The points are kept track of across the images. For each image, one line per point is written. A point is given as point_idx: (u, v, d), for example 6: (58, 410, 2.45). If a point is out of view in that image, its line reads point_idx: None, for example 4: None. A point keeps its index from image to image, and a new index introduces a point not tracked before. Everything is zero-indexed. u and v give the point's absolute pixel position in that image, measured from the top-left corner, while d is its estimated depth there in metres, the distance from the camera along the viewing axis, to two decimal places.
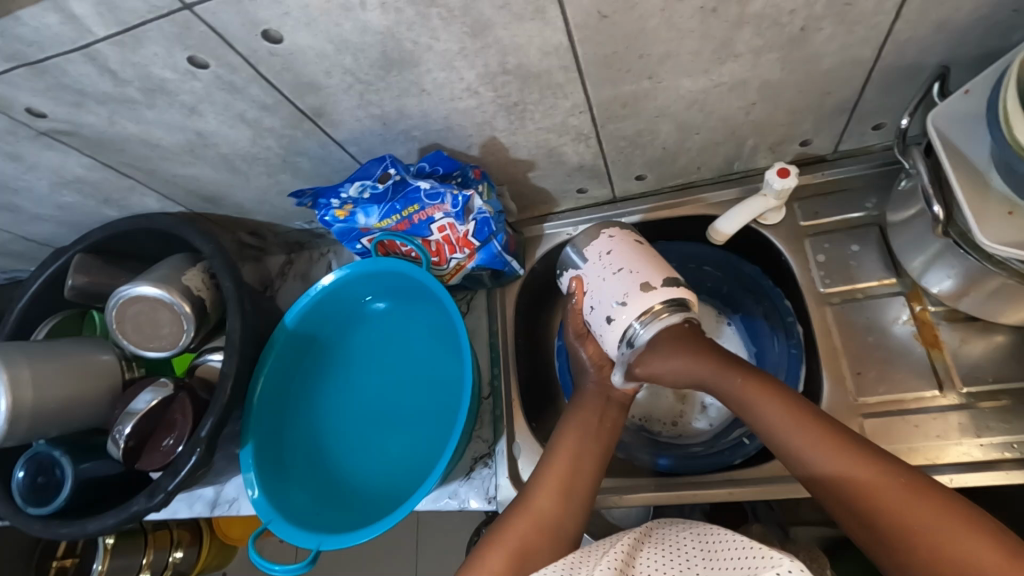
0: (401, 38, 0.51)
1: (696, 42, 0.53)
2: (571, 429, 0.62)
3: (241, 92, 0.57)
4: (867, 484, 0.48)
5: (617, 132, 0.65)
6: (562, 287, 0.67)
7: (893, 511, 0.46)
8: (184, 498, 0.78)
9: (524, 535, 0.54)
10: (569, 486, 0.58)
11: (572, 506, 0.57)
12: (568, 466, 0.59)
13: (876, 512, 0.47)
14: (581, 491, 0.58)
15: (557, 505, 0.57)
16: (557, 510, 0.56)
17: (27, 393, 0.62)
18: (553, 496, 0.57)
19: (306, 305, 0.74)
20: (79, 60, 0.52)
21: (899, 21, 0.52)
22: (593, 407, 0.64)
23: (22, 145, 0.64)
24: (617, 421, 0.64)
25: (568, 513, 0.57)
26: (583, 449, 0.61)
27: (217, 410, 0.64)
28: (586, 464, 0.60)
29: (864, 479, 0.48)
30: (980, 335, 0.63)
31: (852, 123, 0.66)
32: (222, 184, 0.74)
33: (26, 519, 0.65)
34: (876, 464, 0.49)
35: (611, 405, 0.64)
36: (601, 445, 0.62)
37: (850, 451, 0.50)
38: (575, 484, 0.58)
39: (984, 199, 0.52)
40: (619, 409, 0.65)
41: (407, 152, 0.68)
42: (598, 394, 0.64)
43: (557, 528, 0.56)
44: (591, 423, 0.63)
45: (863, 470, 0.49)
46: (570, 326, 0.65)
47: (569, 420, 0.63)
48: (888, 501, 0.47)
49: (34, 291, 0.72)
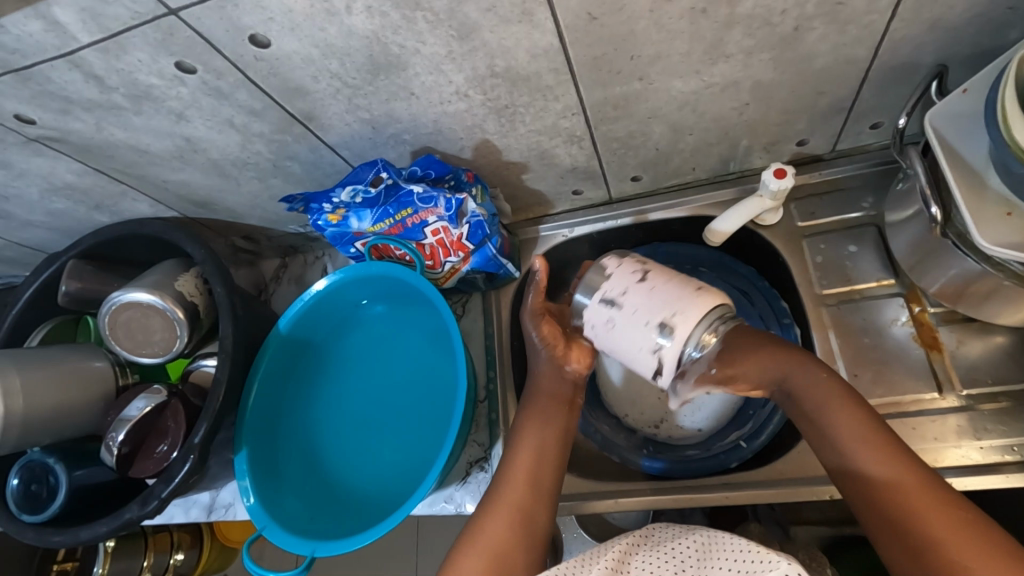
0: (388, 41, 0.50)
1: (686, 43, 0.52)
2: (532, 421, 0.61)
3: (228, 97, 0.57)
4: (901, 491, 0.47)
5: (610, 133, 0.64)
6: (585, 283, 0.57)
7: (921, 525, 0.45)
8: (180, 504, 0.78)
9: (501, 537, 0.53)
10: (536, 482, 0.57)
11: (540, 501, 0.56)
12: (534, 461, 0.59)
13: (898, 524, 0.46)
14: (548, 487, 0.58)
15: (529, 501, 0.56)
16: (528, 507, 0.56)
17: (19, 401, 0.61)
18: (523, 493, 0.56)
19: (300, 310, 0.73)
20: (64, 66, 0.52)
21: (894, 20, 0.51)
22: (551, 390, 0.62)
23: (11, 152, 0.64)
24: (574, 400, 0.63)
25: (539, 514, 0.56)
26: (545, 440, 0.60)
27: (210, 416, 0.63)
28: (551, 458, 0.59)
29: (900, 479, 0.47)
30: (978, 336, 0.63)
31: (848, 121, 0.65)
32: (213, 189, 0.73)
33: (20, 527, 0.65)
34: (918, 475, 0.47)
35: (565, 384, 0.62)
36: (561, 434, 0.61)
37: (897, 457, 0.49)
38: (542, 479, 0.58)
39: (981, 201, 0.51)
40: (573, 387, 0.63)
41: (399, 155, 0.68)
42: (552, 376, 0.63)
43: (528, 528, 0.55)
44: (552, 412, 0.61)
45: (898, 477, 0.48)
46: (527, 309, 0.62)
47: (527, 408, 0.62)
48: (917, 513, 0.46)
49: (27, 298, 0.72)
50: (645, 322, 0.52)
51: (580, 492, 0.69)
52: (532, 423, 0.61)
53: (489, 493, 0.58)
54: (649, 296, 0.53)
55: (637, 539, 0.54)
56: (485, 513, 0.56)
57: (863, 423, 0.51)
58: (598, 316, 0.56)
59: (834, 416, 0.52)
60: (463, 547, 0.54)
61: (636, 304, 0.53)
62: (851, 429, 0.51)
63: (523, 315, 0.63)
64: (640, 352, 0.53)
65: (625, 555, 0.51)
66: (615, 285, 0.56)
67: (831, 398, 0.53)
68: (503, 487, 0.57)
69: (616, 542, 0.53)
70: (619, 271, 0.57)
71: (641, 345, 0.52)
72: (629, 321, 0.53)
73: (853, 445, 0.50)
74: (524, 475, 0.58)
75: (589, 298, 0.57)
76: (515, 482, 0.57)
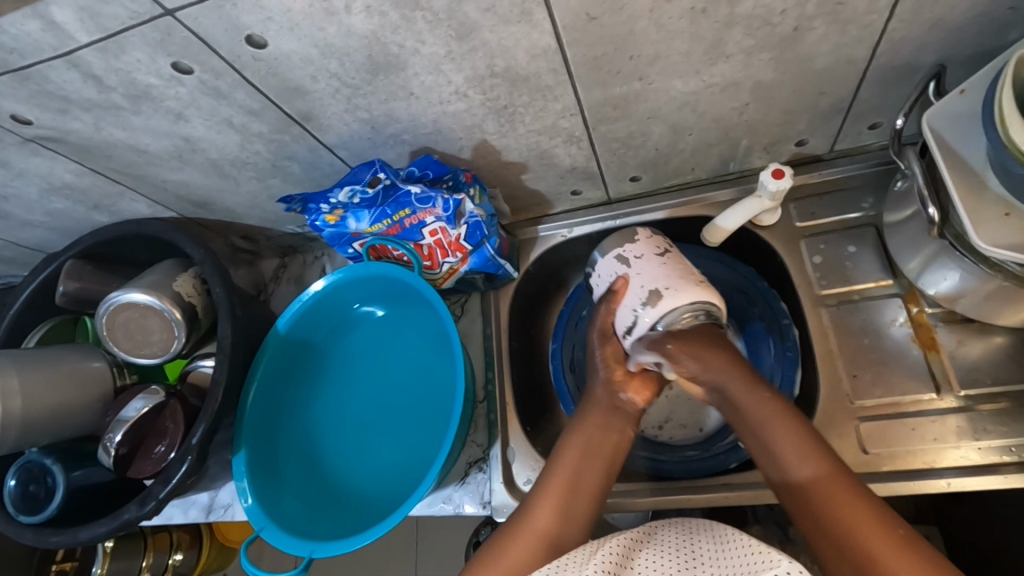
0: (386, 41, 0.50)
1: (686, 43, 0.52)
2: (575, 441, 0.60)
3: (227, 97, 0.57)
4: (837, 504, 0.48)
5: (609, 133, 0.64)
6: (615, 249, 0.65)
7: (856, 537, 0.46)
8: (179, 504, 0.78)
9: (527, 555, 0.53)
10: (574, 499, 0.56)
11: (574, 521, 0.55)
12: (573, 479, 0.57)
13: (832, 534, 0.47)
14: (588, 506, 0.56)
15: (560, 524, 0.54)
16: (560, 524, 0.54)
17: (17, 401, 0.61)
18: (554, 508, 0.55)
19: (298, 311, 0.73)
20: (62, 66, 0.52)
21: (894, 20, 0.51)
22: (600, 417, 0.61)
23: (9, 152, 0.64)
24: (627, 433, 0.61)
25: (573, 532, 0.54)
26: (590, 459, 0.58)
27: (208, 416, 0.63)
28: (591, 484, 0.57)
29: (829, 484, 0.49)
30: (978, 336, 0.63)
31: (848, 122, 0.65)
32: (212, 189, 0.73)
33: (19, 528, 0.65)
34: (851, 490, 0.48)
35: (619, 414, 0.62)
36: (607, 455, 0.59)
37: (835, 473, 0.50)
38: (579, 497, 0.56)
39: (980, 202, 0.51)
40: (630, 421, 0.62)
41: (398, 155, 0.67)
42: (606, 405, 0.62)
43: (559, 546, 0.53)
44: (600, 431, 0.60)
45: (836, 493, 0.48)
46: (598, 324, 0.65)
47: (577, 428, 0.61)
48: (848, 522, 0.47)
49: (25, 298, 0.72)
50: (639, 287, 0.61)
51: None
52: (574, 441, 0.60)
53: (516, 515, 0.57)
54: (655, 269, 0.61)
55: (640, 535, 0.53)
56: (515, 530, 0.55)
57: (803, 438, 0.52)
58: (609, 268, 0.65)
59: (775, 432, 0.53)
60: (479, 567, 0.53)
61: (642, 269, 0.62)
62: (789, 441, 0.52)
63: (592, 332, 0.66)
64: (623, 310, 0.62)
65: (629, 550, 0.51)
66: (636, 249, 0.64)
67: (772, 413, 0.55)
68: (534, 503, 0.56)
69: (619, 534, 0.52)
70: (645, 241, 0.65)
71: (627, 305, 0.62)
72: (630, 284, 0.62)
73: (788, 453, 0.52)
74: (562, 492, 0.56)
75: (609, 252, 0.66)
76: (546, 497, 0.56)
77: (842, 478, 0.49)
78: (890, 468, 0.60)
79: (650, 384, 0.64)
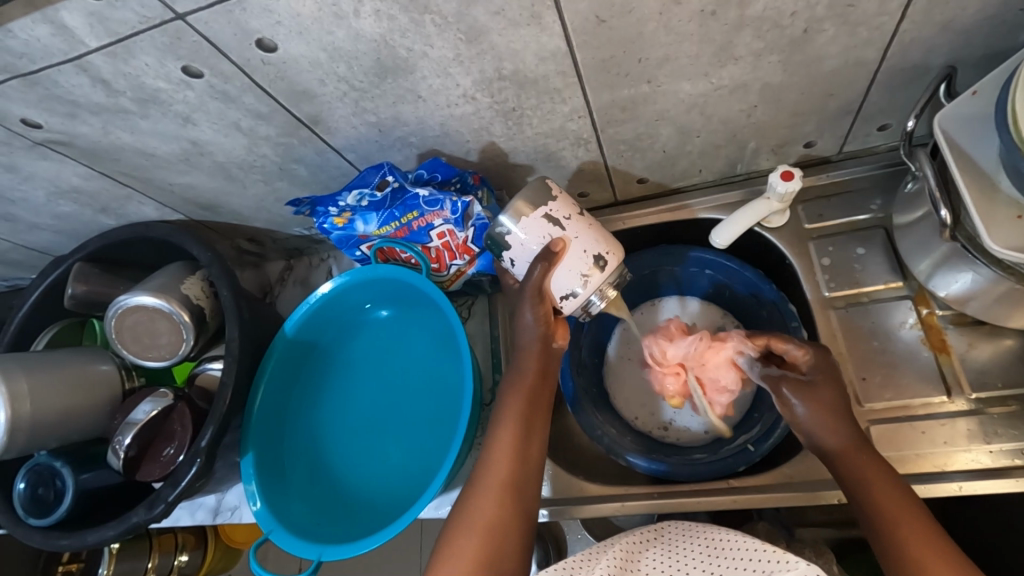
0: (395, 44, 0.50)
1: (695, 45, 0.52)
2: (513, 401, 0.61)
3: (235, 101, 0.57)
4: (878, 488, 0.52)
5: (616, 136, 0.64)
6: (538, 209, 0.58)
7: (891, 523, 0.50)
8: (186, 506, 0.78)
9: (491, 517, 0.54)
10: (523, 459, 0.58)
11: (528, 480, 0.57)
12: (518, 440, 0.58)
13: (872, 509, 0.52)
14: (534, 466, 0.58)
15: (515, 481, 0.56)
16: (516, 490, 0.56)
17: (27, 405, 0.61)
18: (510, 472, 0.56)
19: (305, 314, 0.73)
20: (71, 70, 0.52)
21: (904, 22, 0.51)
22: (538, 365, 0.62)
23: (17, 155, 0.64)
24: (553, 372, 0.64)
25: (524, 494, 0.56)
26: (533, 417, 0.60)
27: (218, 418, 0.63)
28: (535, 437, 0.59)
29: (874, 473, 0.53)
30: (988, 339, 0.62)
31: (856, 123, 0.64)
32: (219, 192, 0.73)
33: (27, 531, 0.65)
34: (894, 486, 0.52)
35: (550, 359, 0.63)
36: (541, 412, 0.61)
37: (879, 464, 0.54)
38: (527, 457, 0.58)
39: (993, 204, 0.51)
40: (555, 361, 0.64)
41: (405, 158, 0.67)
42: (540, 350, 0.62)
43: (516, 509, 0.55)
44: (535, 387, 0.61)
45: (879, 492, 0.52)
46: (533, 285, 0.58)
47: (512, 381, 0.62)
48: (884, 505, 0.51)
49: (35, 299, 0.72)
50: (583, 253, 0.58)
51: (584, 494, 0.69)
52: (513, 398, 0.61)
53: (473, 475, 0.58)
54: (589, 232, 0.59)
55: (642, 537, 0.54)
56: (474, 490, 0.56)
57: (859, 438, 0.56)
58: (538, 229, 0.58)
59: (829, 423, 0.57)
60: (451, 535, 0.53)
61: (579, 232, 0.59)
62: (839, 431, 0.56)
63: (523, 292, 0.60)
64: (563, 275, 0.59)
65: (632, 553, 0.51)
66: (560, 208, 0.59)
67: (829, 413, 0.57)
68: (486, 467, 0.57)
69: (618, 540, 0.53)
70: (563, 197, 0.60)
71: (568, 270, 0.58)
72: (572, 250, 0.58)
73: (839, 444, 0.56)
74: (512, 454, 0.57)
75: (536, 210, 0.58)
76: (500, 461, 0.57)
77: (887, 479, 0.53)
78: (901, 471, 0.60)
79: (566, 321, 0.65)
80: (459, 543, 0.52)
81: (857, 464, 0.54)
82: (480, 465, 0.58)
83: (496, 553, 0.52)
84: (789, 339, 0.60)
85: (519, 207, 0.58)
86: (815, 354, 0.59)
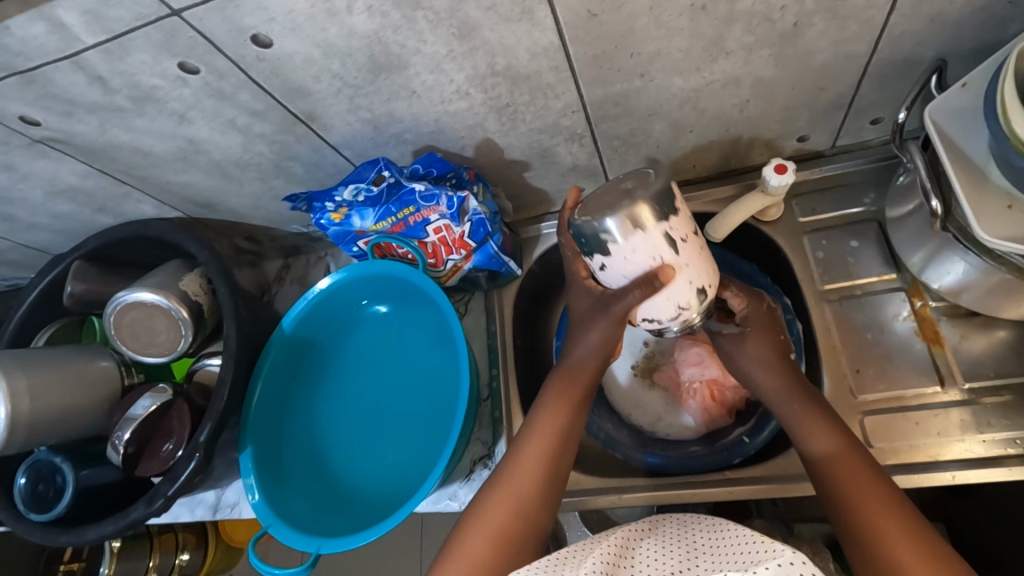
0: (388, 41, 0.51)
1: (686, 40, 0.52)
2: (549, 410, 0.60)
3: (230, 98, 0.57)
4: (847, 474, 0.50)
5: (610, 131, 0.65)
6: (659, 227, 0.49)
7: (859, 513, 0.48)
8: (185, 503, 0.79)
9: (505, 523, 0.54)
10: (552, 470, 0.57)
11: (549, 495, 0.57)
12: (552, 450, 0.58)
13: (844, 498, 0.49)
14: (560, 478, 0.58)
15: (534, 492, 0.56)
16: (538, 502, 0.56)
17: (26, 403, 0.62)
18: (535, 483, 0.56)
19: (304, 309, 0.74)
20: (68, 68, 0.52)
21: (893, 15, 0.51)
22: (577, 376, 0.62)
23: (16, 154, 0.65)
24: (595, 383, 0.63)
25: (542, 505, 0.56)
26: (570, 427, 0.60)
27: (216, 415, 0.64)
28: (563, 445, 0.59)
29: (844, 459, 0.51)
30: (981, 331, 0.63)
31: (848, 117, 0.65)
32: (216, 190, 0.74)
33: (30, 527, 0.65)
34: (867, 474, 0.50)
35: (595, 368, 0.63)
36: (576, 424, 0.61)
37: (848, 449, 0.52)
38: (557, 469, 0.58)
39: (982, 195, 0.51)
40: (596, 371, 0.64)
41: (400, 154, 0.68)
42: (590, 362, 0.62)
43: (531, 519, 0.55)
44: (579, 397, 0.61)
45: (850, 483, 0.49)
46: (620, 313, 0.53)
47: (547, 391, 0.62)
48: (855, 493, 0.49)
49: (33, 298, 0.72)
50: (687, 285, 0.52)
51: (582, 487, 0.70)
52: (556, 408, 0.60)
53: (490, 480, 0.58)
54: (699, 259, 0.53)
55: (637, 529, 0.54)
56: (492, 494, 0.56)
57: (830, 424, 0.54)
58: (650, 248, 0.50)
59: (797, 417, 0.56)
60: (459, 540, 0.54)
61: (690, 261, 0.52)
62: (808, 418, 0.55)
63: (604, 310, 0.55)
64: (659, 304, 0.53)
65: (627, 543, 0.51)
66: (680, 226, 0.51)
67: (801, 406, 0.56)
68: (512, 473, 0.57)
69: (617, 530, 0.53)
70: (684, 212, 0.51)
71: (664, 300, 0.52)
72: (679, 283, 0.51)
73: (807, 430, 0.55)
74: (540, 465, 0.57)
75: (659, 224, 0.49)
76: (527, 471, 0.57)
77: (866, 469, 0.50)
78: (893, 461, 0.60)
79: None
80: (466, 546, 0.53)
81: (835, 459, 0.52)
82: (507, 470, 0.58)
83: (500, 557, 0.52)
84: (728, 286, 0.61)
85: (640, 218, 0.49)
86: (749, 303, 0.61)
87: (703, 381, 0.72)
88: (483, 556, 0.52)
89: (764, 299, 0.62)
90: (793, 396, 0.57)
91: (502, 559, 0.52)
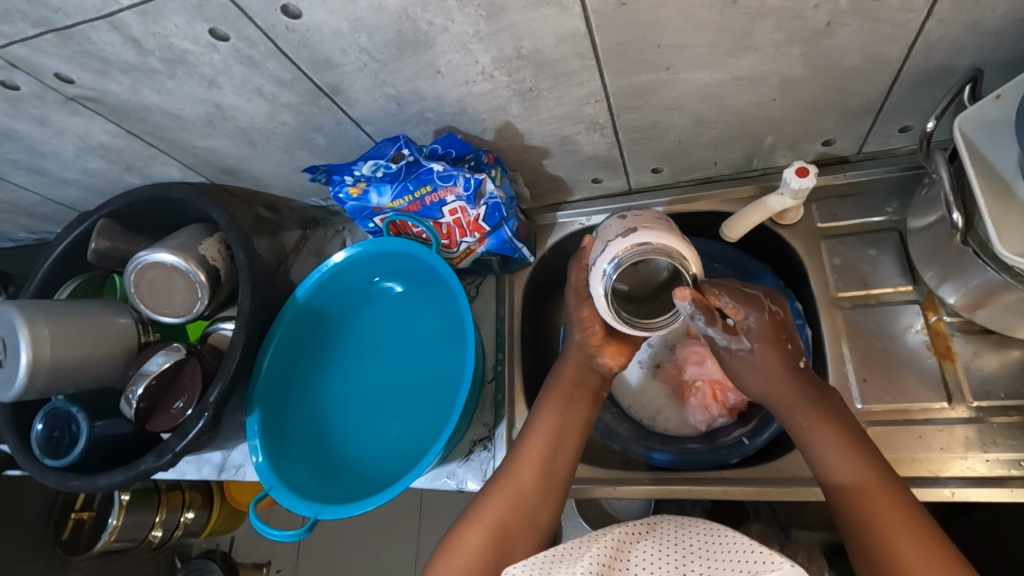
0: (416, 18, 0.51)
1: (713, 34, 0.52)
2: (548, 406, 0.63)
3: (259, 66, 0.58)
4: (862, 490, 0.51)
5: (631, 123, 0.64)
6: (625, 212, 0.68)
7: (874, 526, 0.49)
8: (193, 461, 0.81)
9: (503, 513, 0.56)
10: (549, 466, 0.60)
11: (549, 496, 0.59)
12: (548, 449, 0.61)
13: (857, 510, 0.50)
14: (560, 475, 0.60)
15: (536, 486, 0.58)
16: (537, 496, 0.58)
17: (47, 350, 0.64)
18: (535, 477, 0.59)
19: (317, 281, 0.75)
20: (104, 27, 0.54)
21: (931, 20, 0.50)
22: (574, 378, 0.65)
23: (49, 110, 0.66)
24: (596, 389, 0.66)
25: (544, 503, 0.58)
26: (565, 424, 0.62)
27: (226, 376, 0.65)
28: (570, 440, 0.62)
29: (860, 471, 0.52)
30: (995, 349, 0.62)
31: (876, 124, 0.64)
32: (240, 158, 0.75)
33: (43, 471, 0.68)
34: (887, 486, 0.50)
35: (592, 373, 0.66)
36: (575, 418, 0.63)
37: (864, 462, 0.52)
38: (556, 466, 0.60)
39: (1005, 209, 0.50)
40: (600, 380, 0.67)
41: (422, 133, 0.68)
42: (583, 361, 0.66)
43: (535, 517, 0.57)
44: (571, 393, 0.64)
45: (862, 498, 0.50)
46: (572, 283, 0.65)
47: (552, 390, 0.65)
48: (874, 509, 0.49)
49: (60, 252, 0.75)
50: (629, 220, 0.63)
51: (578, 476, 0.70)
52: (552, 406, 0.64)
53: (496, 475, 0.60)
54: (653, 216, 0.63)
55: (635, 530, 0.54)
56: (494, 487, 0.59)
57: (837, 432, 0.55)
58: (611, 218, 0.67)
59: (811, 431, 0.56)
60: (464, 523, 0.56)
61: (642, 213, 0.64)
62: (820, 431, 0.55)
63: (568, 292, 0.66)
64: (602, 235, 0.64)
65: (623, 544, 0.51)
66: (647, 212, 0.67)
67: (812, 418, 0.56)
68: (514, 467, 0.60)
69: (614, 530, 0.53)
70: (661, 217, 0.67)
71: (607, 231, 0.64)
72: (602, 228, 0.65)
73: (819, 441, 0.55)
74: (540, 463, 0.60)
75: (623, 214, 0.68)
76: (528, 466, 0.59)
77: (879, 478, 0.51)
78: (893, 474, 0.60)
79: (627, 350, 0.66)
80: (466, 535, 0.55)
81: (843, 467, 0.53)
82: (508, 464, 0.60)
83: (502, 548, 0.55)
84: (723, 293, 0.58)
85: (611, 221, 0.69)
86: (750, 312, 0.58)
87: (704, 380, 0.73)
88: (479, 544, 0.54)
89: (765, 307, 0.59)
90: (793, 404, 0.58)
91: (502, 549, 0.55)
